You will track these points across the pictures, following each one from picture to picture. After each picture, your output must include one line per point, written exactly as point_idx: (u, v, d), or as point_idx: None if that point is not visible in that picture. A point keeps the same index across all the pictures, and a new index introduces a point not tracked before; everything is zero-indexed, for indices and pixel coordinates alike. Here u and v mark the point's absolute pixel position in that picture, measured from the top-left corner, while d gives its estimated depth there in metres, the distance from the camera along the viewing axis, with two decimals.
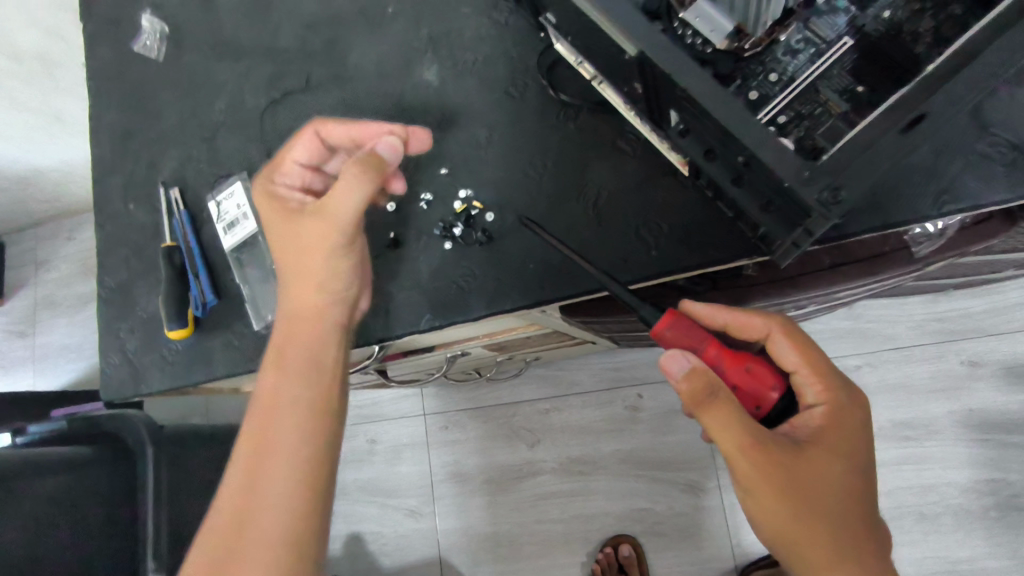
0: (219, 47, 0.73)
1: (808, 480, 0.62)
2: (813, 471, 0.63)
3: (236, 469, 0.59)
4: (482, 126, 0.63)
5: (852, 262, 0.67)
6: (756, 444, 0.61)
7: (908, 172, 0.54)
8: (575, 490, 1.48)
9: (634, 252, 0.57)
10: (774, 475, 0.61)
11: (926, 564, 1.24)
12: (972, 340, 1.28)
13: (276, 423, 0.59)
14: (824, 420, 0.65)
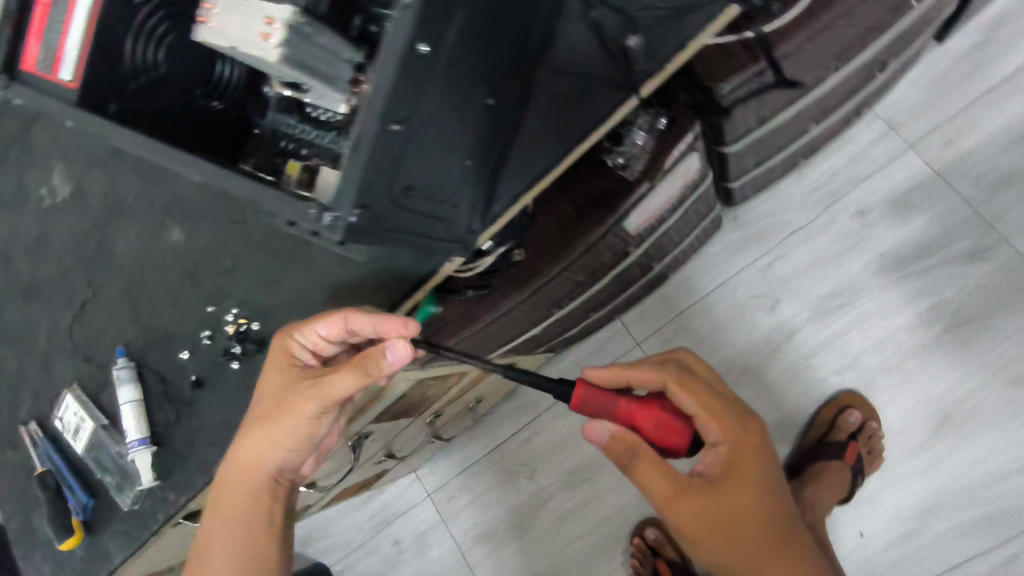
0: (25, 290, 0.83)
1: (734, 530, 0.60)
2: (736, 519, 0.61)
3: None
4: (223, 255, 0.70)
5: (591, 205, 0.72)
6: (683, 490, 0.62)
7: (528, 125, 0.55)
8: (585, 499, 1.47)
9: (370, 300, 0.65)
10: (697, 528, 0.61)
11: (916, 413, 1.20)
12: (851, 191, 1.23)
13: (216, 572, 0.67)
14: (739, 453, 0.63)
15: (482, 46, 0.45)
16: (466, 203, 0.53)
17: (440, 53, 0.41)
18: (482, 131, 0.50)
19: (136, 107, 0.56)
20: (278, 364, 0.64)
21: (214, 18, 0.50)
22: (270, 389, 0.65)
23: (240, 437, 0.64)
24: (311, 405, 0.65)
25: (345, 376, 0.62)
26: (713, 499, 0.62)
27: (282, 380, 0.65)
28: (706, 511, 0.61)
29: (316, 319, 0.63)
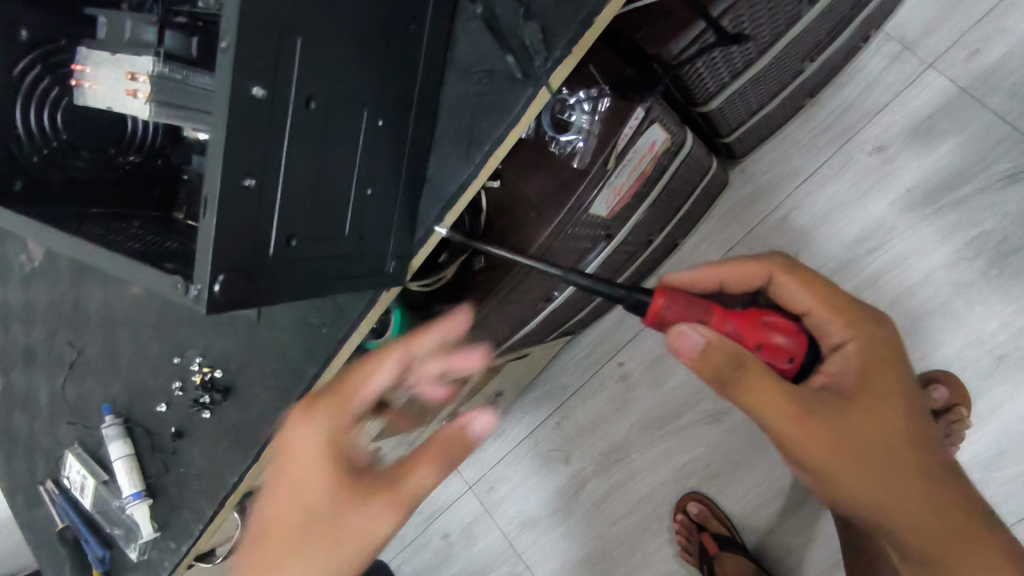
0: (20, 356, 0.85)
1: (884, 442, 0.54)
2: (887, 429, 0.55)
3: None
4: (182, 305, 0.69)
5: (548, 200, 0.64)
6: (807, 405, 0.53)
7: (438, 139, 0.52)
8: (623, 478, 1.43)
9: (313, 337, 0.60)
10: (850, 448, 0.53)
11: (968, 357, 1.08)
12: (867, 127, 1.11)
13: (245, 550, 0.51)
14: (862, 356, 0.57)
15: (340, 67, 0.41)
16: (378, 234, 0.49)
17: (280, 95, 0.37)
18: (373, 158, 0.46)
19: (42, 180, 0.53)
20: (314, 462, 0.52)
21: (89, 81, 0.47)
22: (312, 483, 0.51)
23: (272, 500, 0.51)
24: (350, 521, 0.51)
25: (383, 511, 0.52)
26: (862, 409, 0.55)
27: (317, 465, 0.52)
28: (857, 424, 0.54)
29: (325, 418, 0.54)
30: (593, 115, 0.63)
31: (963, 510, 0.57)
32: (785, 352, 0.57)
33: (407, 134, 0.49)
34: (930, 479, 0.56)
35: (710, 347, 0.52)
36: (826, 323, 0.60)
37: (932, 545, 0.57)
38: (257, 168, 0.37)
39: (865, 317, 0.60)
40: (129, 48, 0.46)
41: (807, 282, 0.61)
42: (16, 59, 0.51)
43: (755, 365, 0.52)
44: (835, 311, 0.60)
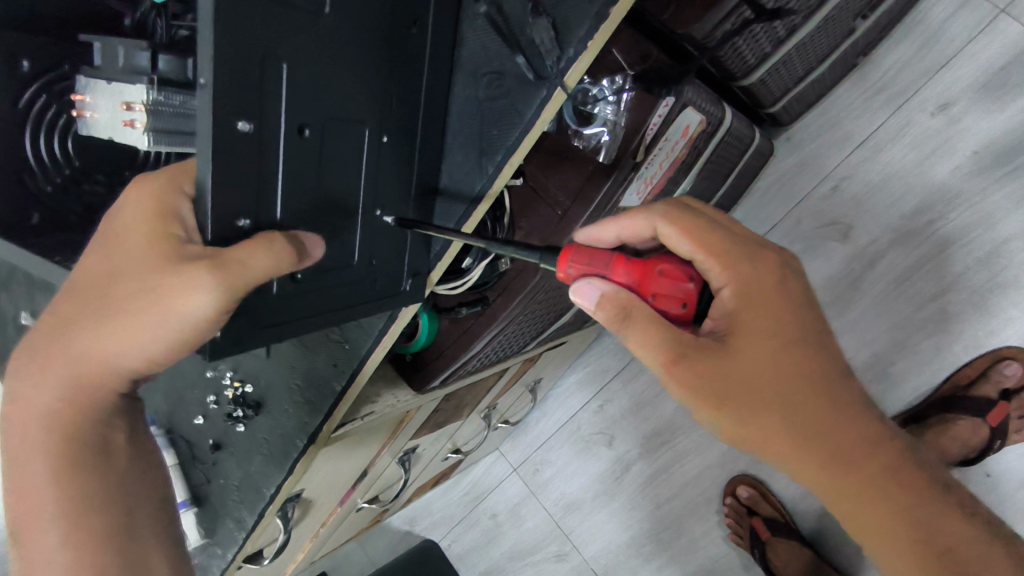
0: None
1: (787, 416, 0.43)
2: (786, 393, 0.43)
3: (46, 430, 0.39)
4: None
5: (574, 200, 0.61)
6: (685, 357, 0.43)
7: (450, 146, 0.48)
8: (668, 461, 1.40)
9: (336, 353, 0.59)
10: (738, 421, 0.43)
11: None
12: (928, 84, 1.01)
13: (183, 270, 0.31)
14: (752, 303, 0.45)
15: (336, 86, 0.38)
16: (389, 256, 0.47)
17: (270, 128, 0.34)
18: (379, 176, 0.43)
19: (59, 209, 0.52)
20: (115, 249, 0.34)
21: (89, 110, 0.46)
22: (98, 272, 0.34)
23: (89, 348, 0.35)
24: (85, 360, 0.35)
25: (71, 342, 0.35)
26: (750, 372, 0.43)
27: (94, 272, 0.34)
28: (746, 387, 0.43)
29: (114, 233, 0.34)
30: (619, 105, 0.58)
31: (925, 502, 0.43)
32: (678, 301, 0.46)
33: (414, 149, 0.46)
34: (858, 456, 0.43)
35: (603, 302, 0.44)
36: (715, 273, 0.46)
37: (889, 552, 0.43)
38: (250, 208, 0.35)
39: (762, 263, 0.46)
40: (123, 74, 0.44)
41: (694, 225, 0.47)
42: (20, 90, 0.50)
43: (635, 319, 0.44)
44: (726, 259, 0.46)
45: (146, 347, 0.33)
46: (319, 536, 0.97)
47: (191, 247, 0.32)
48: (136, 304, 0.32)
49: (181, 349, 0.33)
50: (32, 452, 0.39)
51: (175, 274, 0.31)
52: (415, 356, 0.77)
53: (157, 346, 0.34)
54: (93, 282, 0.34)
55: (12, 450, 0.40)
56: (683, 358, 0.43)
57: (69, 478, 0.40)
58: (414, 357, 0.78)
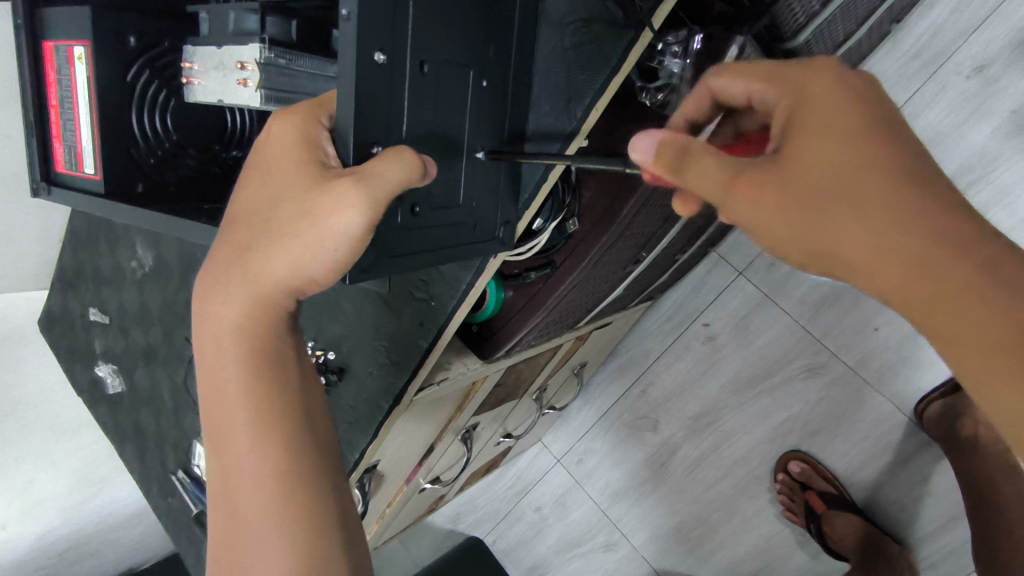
0: (146, 355, 0.92)
1: (853, 218, 0.30)
2: (854, 191, 0.30)
3: (240, 344, 0.40)
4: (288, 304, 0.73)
5: None
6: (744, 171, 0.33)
7: (535, 96, 0.50)
8: (715, 442, 1.40)
9: (423, 312, 0.61)
10: (790, 229, 0.31)
11: None
12: (963, 47, 1.02)
13: (334, 187, 0.34)
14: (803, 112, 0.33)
15: (447, 30, 0.40)
16: (486, 199, 0.49)
17: (399, 63, 0.37)
18: (479, 121, 0.46)
19: (158, 180, 0.56)
20: (268, 181, 0.38)
21: (197, 77, 0.49)
22: (258, 207, 0.38)
23: (248, 278, 0.39)
24: (242, 287, 0.39)
25: (233, 280, 0.39)
26: (799, 172, 0.31)
27: (254, 202, 0.38)
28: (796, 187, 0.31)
29: (265, 170, 0.38)
30: (686, 58, 0.58)
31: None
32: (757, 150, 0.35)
33: (505, 93, 0.48)
34: (960, 273, 0.28)
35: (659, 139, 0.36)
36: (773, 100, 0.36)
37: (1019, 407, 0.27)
38: (382, 136, 0.37)
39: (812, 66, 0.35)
40: (235, 39, 0.47)
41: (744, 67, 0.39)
42: (128, 62, 0.52)
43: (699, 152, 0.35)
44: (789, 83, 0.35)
45: (306, 267, 0.37)
46: (384, 516, 0.99)
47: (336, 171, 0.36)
48: (300, 226, 0.36)
49: (336, 270, 0.37)
50: (228, 359, 0.40)
51: (325, 194, 0.35)
52: (481, 325, 0.80)
53: (315, 271, 0.37)
54: (261, 210, 0.38)
55: (206, 369, 0.41)
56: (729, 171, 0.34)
57: (255, 386, 0.39)
58: (480, 326, 0.80)
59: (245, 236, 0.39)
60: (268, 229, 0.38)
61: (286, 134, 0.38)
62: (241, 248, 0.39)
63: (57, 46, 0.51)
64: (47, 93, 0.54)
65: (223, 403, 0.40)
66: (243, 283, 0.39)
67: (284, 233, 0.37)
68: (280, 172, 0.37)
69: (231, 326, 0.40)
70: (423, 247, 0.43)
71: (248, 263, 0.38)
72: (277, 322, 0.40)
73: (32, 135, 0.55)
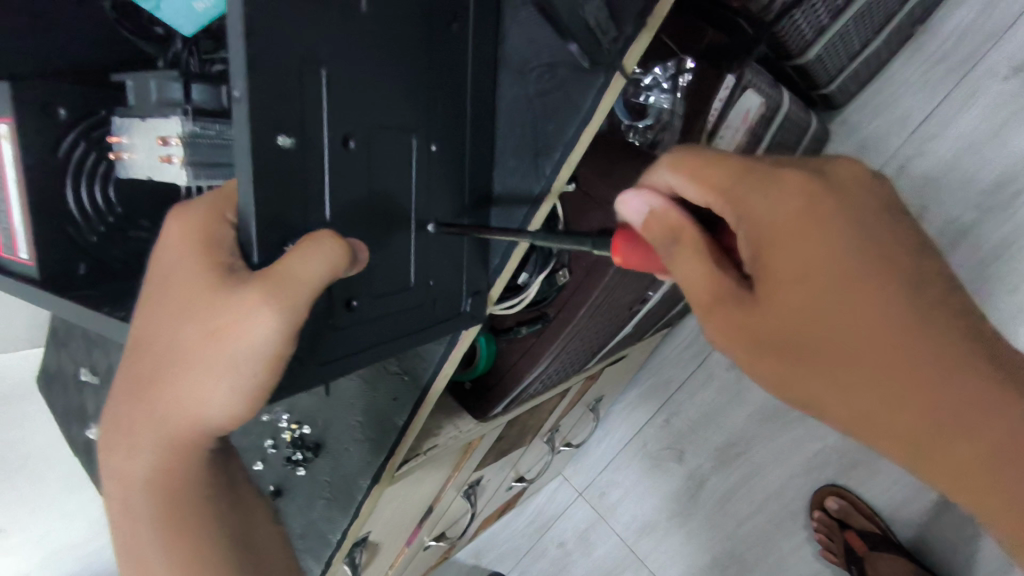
0: None
1: (844, 346, 0.27)
2: (866, 342, 0.27)
3: (149, 499, 0.34)
4: None
5: None
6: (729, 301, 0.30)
7: (499, 152, 0.45)
8: (745, 475, 1.31)
9: (398, 387, 0.56)
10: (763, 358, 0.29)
11: None
12: (996, 47, 0.92)
13: (239, 302, 0.28)
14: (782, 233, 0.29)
15: (381, 95, 0.35)
16: (448, 273, 0.43)
17: (312, 141, 0.31)
18: (430, 189, 0.40)
19: (103, 258, 0.51)
20: (159, 302, 0.31)
21: (127, 150, 0.45)
22: (154, 330, 0.31)
23: (155, 415, 0.32)
24: (147, 429, 0.33)
25: (138, 422, 0.33)
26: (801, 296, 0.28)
27: (147, 326, 0.31)
28: (796, 320, 0.28)
29: (155, 289, 0.32)
30: (675, 94, 0.53)
31: None
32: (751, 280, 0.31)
33: (461, 153, 0.42)
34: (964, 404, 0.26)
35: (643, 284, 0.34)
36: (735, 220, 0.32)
37: None
38: (296, 231, 0.31)
39: (797, 172, 0.31)
40: (159, 108, 0.42)
41: (712, 163, 0.33)
42: (60, 135, 0.48)
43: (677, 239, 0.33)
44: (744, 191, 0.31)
45: (218, 400, 0.31)
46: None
47: (237, 277, 0.29)
48: (206, 349, 0.30)
49: (258, 395, 0.31)
50: (141, 506, 0.34)
51: (228, 307, 0.29)
52: (475, 382, 0.74)
53: (230, 405, 0.31)
54: (156, 333, 0.31)
55: (117, 520, 0.34)
56: (727, 300, 0.30)
57: (180, 532, 0.34)
58: (474, 384, 0.75)
59: (143, 374, 0.32)
60: (169, 359, 0.31)
61: (177, 241, 0.31)
62: (139, 380, 0.32)
63: None
64: None
65: (134, 566, 0.34)
66: (151, 421, 0.32)
67: (189, 361, 0.30)
68: (173, 284, 0.31)
69: (140, 473, 0.33)
70: (371, 341, 0.37)
71: (154, 397, 0.32)
72: (199, 455, 0.34)
73: None
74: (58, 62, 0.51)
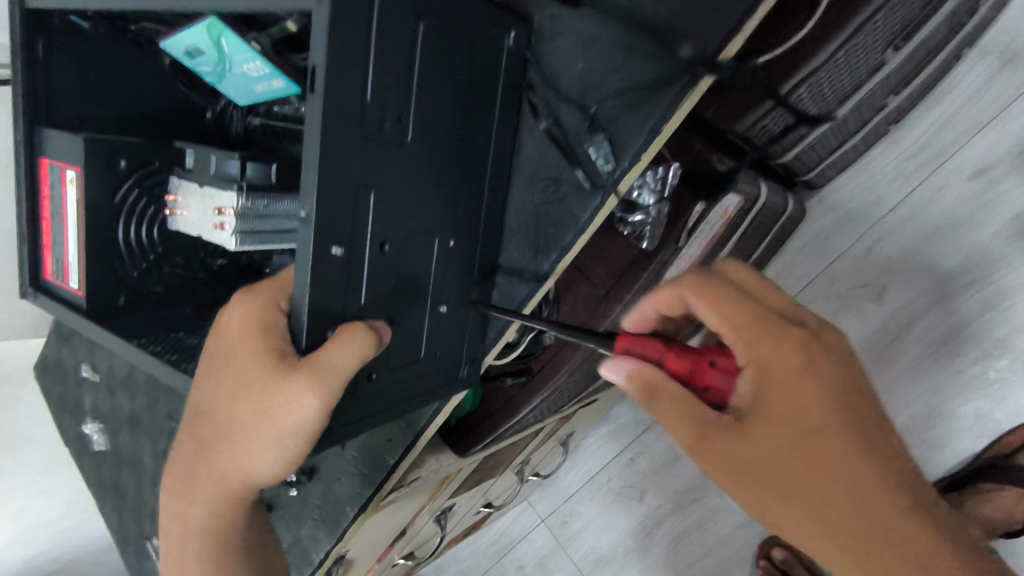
0: (131, 418, 0.93)
1: (799, 483, 0.37)
2: (817, 485, 0.37)
3: (217, 514, 0.43)
4: None
5: (615, 282, 0.64)
6: (716, 432, 0.38)
7: (507, 243, 0.52)
8: (700, 518, 1.38)
9: (392, 430, 0.62)
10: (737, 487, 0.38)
11: None
12: (969, 146, 0.95)
13: (286, 390, 0.35)
14: (771, 374, 0.38)
15: (414, 203, 0.42)
16: (451, 346, 0.50)
17: (357, 248, 0.38)
18: (444, 277, 0.47)
19: (141, 291, 0.58)
20: (218, 375, 0.38)
21: (181, 209, 0.51)
22: (214, 396, 0.38)
23: (214, 462, 0.40)
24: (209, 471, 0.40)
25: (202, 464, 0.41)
26: (775, 442, 0.37)
27: (210, 393, 0.38)
28: (766, 463, 0.37)
29: (218, 361, 0.39)
30: (661, 195, 0.61)
31: None
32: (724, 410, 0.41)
33: (473, 245, 0.49)
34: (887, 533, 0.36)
35: (631, 378, 0.41)
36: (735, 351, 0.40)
37: None
38: (336, 321, 0.38)
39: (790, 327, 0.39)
40: (212, 180, 0.49)
41: (722, 297, 0.41)
42: (118, 184, 0.55)
43: (665, 386, 0.40)
44: (749, 335, 0.39)
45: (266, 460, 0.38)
46: None
47: (285, 365, 0.36)
48: (257, 420, 0.37)
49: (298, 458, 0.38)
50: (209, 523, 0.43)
51: (280, 391, 0.35)
52: (460, 420, 0.81)
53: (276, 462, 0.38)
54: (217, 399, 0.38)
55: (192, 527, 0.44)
56: (708, 423, 0.39)
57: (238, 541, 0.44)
58: (459, 421, 0.82)
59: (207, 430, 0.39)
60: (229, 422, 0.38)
61: (237, 326, 0.37)
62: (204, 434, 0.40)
63: (55, 167, 0.55)
64: (42, 205, 0.56)
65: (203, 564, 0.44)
66: (213, 465, 0.40)
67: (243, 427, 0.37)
68: (230, 363, 0.37)
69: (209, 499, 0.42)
70: (382, 406, 0.44)
71: (216, 448, 0.39)
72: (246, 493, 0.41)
73: (23, 243, 0.58)
74: (133, 116, 0.61)
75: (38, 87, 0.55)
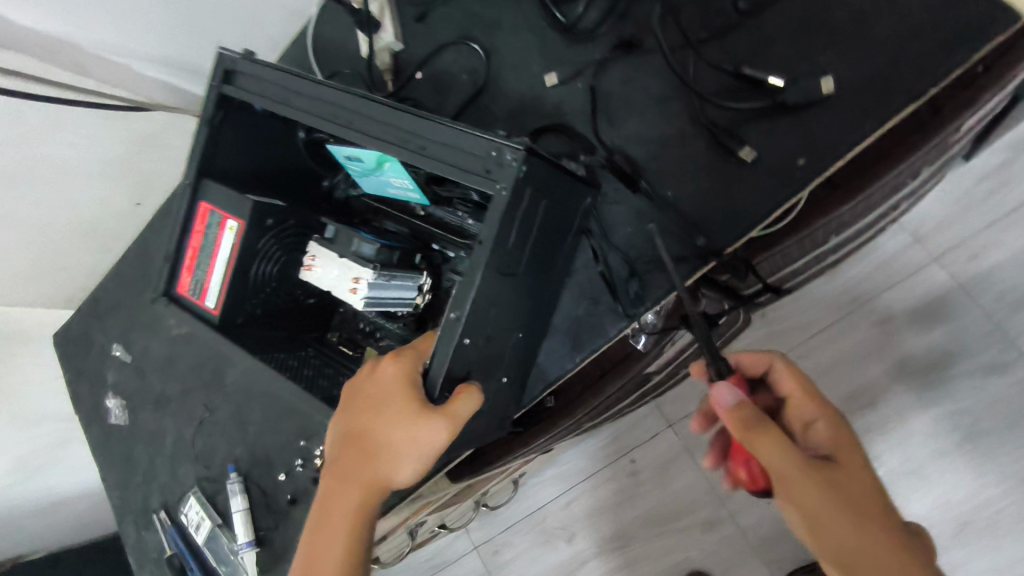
0: (159, 401, 1.05)
1: (843, 503, 0.51)
2: (862, 502, 0.51)
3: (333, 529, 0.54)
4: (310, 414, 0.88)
5: (613, 367, 0.83)
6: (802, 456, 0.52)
7: (549, 338, 0.71)
8: (618, 565, 1.58)
9: None
10: (816, 492, 0.51)
11: (950, 509, 1.15)
12: (874, 300, 1.23)
13: (431, 420, 0.52)
14: (839, 437, 0.57)
15: (511, 311, 0.60)
16: (501, 406, 0.68)
17: (477, 340, 0.56)
18: (511, 358, 0.65)
19: (254, 314, 0.74)
20: (371, 409, 0.54)
21: (316, 266, 0.68)
22: (365, 424, 0.54)
23: (354, 474, 0.54)
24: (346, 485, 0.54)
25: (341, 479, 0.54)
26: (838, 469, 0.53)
27: (363, 422, 0.54)
28: (828, 481, 0.52)
29: (370, 401, 0.55)
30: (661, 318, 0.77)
31: None
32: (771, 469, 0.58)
33: (531, 337, 0.68)
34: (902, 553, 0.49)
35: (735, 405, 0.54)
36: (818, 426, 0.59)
37: None
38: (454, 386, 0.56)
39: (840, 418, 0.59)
40: (350, 256, 0.66)
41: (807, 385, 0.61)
42: (263, 236, 0.70)
43: (769, 423, 0.53)
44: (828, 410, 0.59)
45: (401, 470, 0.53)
46: None
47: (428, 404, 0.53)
48: (401, 442, 0.53)
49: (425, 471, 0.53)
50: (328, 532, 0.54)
51: (426, 420, 0.52)
52: None
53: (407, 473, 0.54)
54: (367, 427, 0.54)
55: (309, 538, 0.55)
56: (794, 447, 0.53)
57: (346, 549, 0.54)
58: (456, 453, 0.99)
59: (353, 450, 0.54)
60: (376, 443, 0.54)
61: (391, 376, 0.55)
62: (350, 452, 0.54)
63: (213, 212, 0.70)
64: (190, 237, 0.72)
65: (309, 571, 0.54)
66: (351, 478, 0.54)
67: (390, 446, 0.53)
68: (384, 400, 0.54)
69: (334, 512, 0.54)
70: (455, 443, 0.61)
71: (358, 463, 0.54)
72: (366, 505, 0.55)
73: (166, 261, 0.73)
74: (263, 164, 0.77)
75: (205, 141, 0.71)
